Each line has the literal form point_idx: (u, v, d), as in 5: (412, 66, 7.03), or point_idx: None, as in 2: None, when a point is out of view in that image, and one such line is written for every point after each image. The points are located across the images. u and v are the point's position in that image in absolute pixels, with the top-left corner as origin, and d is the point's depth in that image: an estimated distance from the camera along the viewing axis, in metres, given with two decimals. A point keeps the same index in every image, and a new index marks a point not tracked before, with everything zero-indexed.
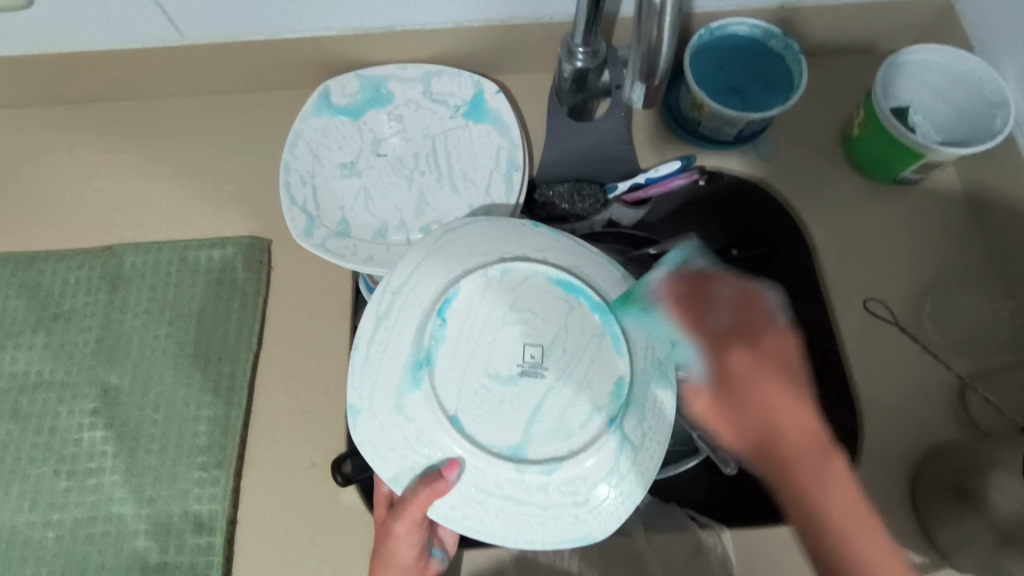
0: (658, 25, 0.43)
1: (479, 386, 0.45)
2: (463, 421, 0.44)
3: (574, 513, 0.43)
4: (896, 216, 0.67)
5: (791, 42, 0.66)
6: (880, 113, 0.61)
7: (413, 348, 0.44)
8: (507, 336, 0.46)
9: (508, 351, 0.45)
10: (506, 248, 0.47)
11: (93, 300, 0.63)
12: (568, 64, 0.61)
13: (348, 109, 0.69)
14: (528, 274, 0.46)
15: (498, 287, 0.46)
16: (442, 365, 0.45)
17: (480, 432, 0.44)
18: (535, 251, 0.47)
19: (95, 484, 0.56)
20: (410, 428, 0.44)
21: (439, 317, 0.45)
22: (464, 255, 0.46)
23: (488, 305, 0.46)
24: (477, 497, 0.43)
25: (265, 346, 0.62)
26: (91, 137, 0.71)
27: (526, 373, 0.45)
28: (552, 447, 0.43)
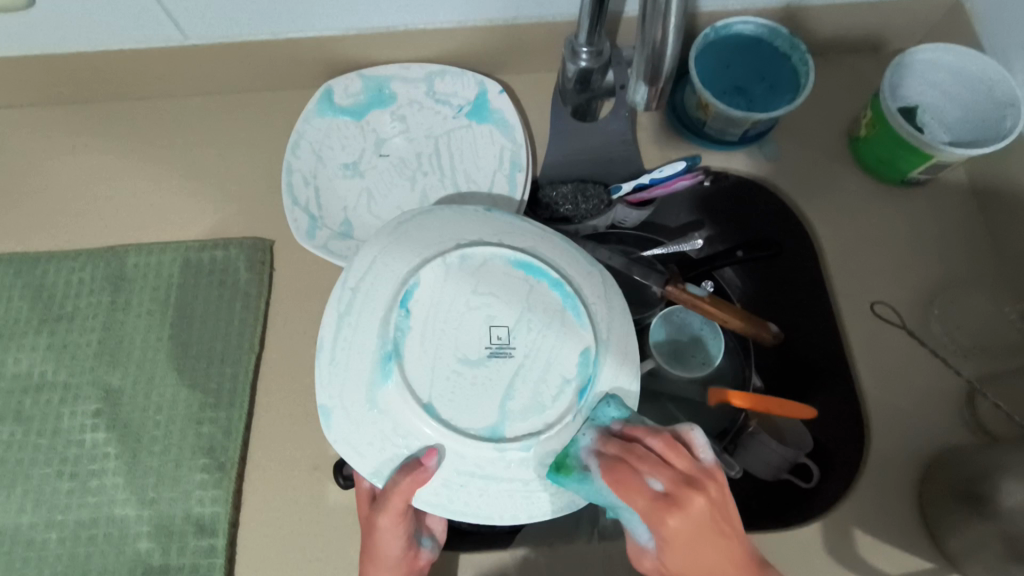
0: (663, 28, 0.40)
1: (450, 371, 0.45)
2: (438, 406, 0.44)
3: (558, 482, 0.44)
4: (904, 216, 0.67)
5: (797, 42, 0.65)
6: (889, 113, 0.60)
7: (380, 341, 0.44)
8: (472, 321, 0.46)
9: (474, 335, 0.46)
10: (461, 233, 0.47)
11: (96, 301, 0.63)
12: (572, 64, 0.60)
13: (351, 109, 0.69)
14: (486, 259, 0.47)
15: (458, 275, 0.46)
16: (411, 355, 0.45)
17: (454, 415, 0.44)
18: (490, 235, 0.47)
19: (97, 486, 0.56)
20: (383, 421, 0.44)
21: (401, 308, 0.45)
22: (424, 245, 0.47)
23: (452, 291, 0.46)
24: (456, 480, 0.44)
25: (267, 348, 0.62)
26: (94, 137, 0.71)
27: (493, 355, 0.45)
28: (527, 425, 0.44)
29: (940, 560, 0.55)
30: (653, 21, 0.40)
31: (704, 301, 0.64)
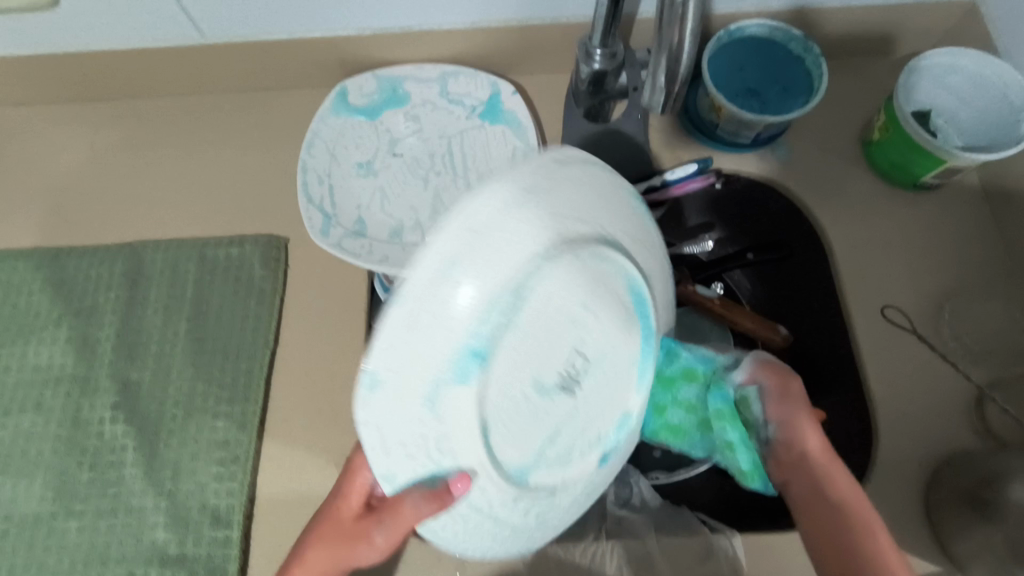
0: (681, 29, 0.40)
1: (521, 397, 0.34)
2: (494, 437, 0.34)
3: (530, 533, 0.41)
4: (915, 221, 0.67)
5: (811, 45, 0.65)
6: (902, 117, 0.61)
7: (472, 330, 0.29)
8: (565, 338, 0.34)
9: (558, 355, 0.35)
10: (609, 221, 0.35)
11: (114, 295, 0.64)
12: (585, 67, 0.61)
13: (366, 109, 0.70)
14: (614, 270, 0.35)
15: (580, 270, 0.33)
16: (498, 364, 0.31)
17: (505, 450, 0.35)
18: (631, 242, 0.37)
19: (115, 477, 0.57)
20: (435, 426, 0.31)
21: (517, 292, 0.30)
22: (572, 209, 0.32)
23: (564, 291, 0.32)
24: (471, 530, 0.38)
25: (282, 344, 0.63)
26: (111, 134, 0.72)
27: (565, 386, 0.36)
28: (550, 473, 0.38)
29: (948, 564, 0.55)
30: (671, 23, 0.40)
31: (715, 302, 0.63)
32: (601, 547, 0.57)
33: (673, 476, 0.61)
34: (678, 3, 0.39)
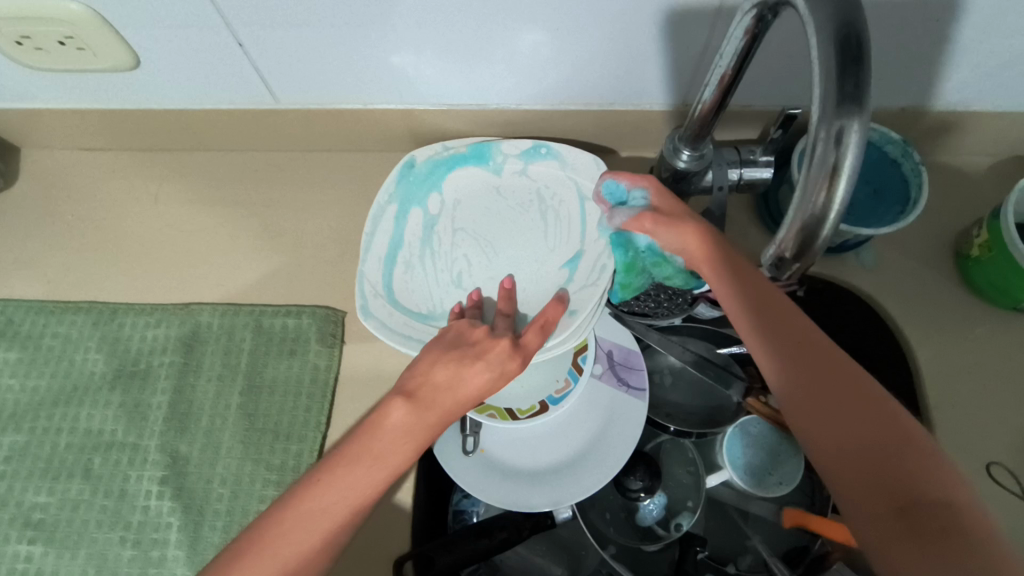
0: (831, 190, 0.31)
1: (522, 228, 0.65)
2: (502, 242, 0.65)
3: (410, 264, 0.64)
4: (1010, 344, 0.62)
5: (910, 150, 0.61)
6: (1011, 239, 0.56)
7: (578, 213, 0.64)
8: (532, 216, 0.65)
9: (534, 222, 0.65)
10: (538, 181, 0.66)
11: (168, 360, 0.63)
12: (670, 163, 0.58)
13: (430, 179, 0.66)
14: (515, 186, 0.66)
15: (548, 206, 0.65)
16: (544, 167, 0.66)
17: (488, 272, 0.64)
18: (494, 181, 0.67)
19: (159, 557, 0.56)
20: (560, 278, 0.62)
21: (583, 223, 0.64)
22: (554, 190, 0.66)
23: (565, 210, 0.65)
24: (440, 277, 0.64)
25: (334, 425, 0.61)
26: (174, 187, 0.72)
27: (525, 204, 0.66)
28: (439, 197, 0.66)
29: None
30: (815, 179, 0.31)
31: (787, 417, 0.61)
32: None
33: None
34: (833, 159, 0.30)
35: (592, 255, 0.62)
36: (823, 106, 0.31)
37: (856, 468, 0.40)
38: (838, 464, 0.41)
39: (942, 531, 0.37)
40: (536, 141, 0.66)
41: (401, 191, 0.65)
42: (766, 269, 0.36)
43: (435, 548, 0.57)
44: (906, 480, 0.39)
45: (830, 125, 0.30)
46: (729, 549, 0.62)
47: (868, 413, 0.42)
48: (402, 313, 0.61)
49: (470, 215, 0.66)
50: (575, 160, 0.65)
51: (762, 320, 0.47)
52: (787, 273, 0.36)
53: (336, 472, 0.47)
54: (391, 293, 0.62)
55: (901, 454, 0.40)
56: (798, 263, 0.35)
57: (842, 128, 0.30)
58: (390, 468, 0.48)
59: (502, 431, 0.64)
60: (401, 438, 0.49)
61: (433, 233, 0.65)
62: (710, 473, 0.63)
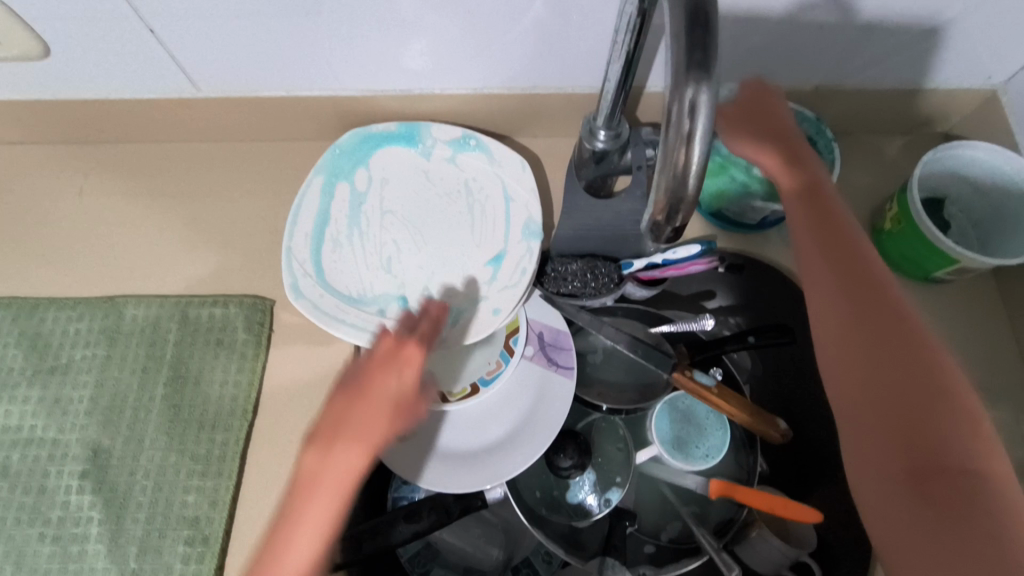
0: (688, 152, 0.33)
1: (448, 224, 0.65)
2: (428, 236, 0.64)
3: (337, 242, 0.63)
4: (925, 313, 0.64)
5: (824, 127, 0.63)
6: (916, 215, 0.58)
7: (502, 212, 0.64)
8: (458, 209, 0.65)
9: (460, 215, 0.65)
10: (464, 173, 0.66)
11: (90, 353, 0.62)
12: (588, 145, 0.58)
13: (352, 160, 0.66)
14: (442, 176, 0.67)
15: (474, 201, 0.65)
16: (469, 160, 0.66)
17: (412, 268, 0.63)
18: (423, 168, 0.67)
19: (79, 552, 0.55)
20: (486, 277, 0.62)
21: (508, 221, 0.64)
22: (480, 183, 0.66)
23: (491, 206, 0.65)
24: (368, 261, 0.63)
25: (262, 413, 0.61)
26: (98, 180, 0.70)
27: (452, 195, 0.66)
28: (366, 176, 0.66)
29: None
30: (674, 143, 0.33)
31: (712, 392, 0.62)
32: None
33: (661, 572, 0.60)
34: (686, 124, 0.33)
35: (514, 253, 0.63)
36: (675, 76, 0.33)
37: (884, 416, 0.41)
38: (868, 410, 0.42)
39: (967, 496, 0.38)
40: (467, 132, 0.66)
41: (325, 165, 0.65)
42: (646, 234, 0.38)
43: (365, 531, 0.57)
44: (934, 440, 0.39)
45: (683, 91, 0.32)
46: (656, 522, 0.64)
47: (908, 365, 0.41)
48: (333, 296, 0.60)
49: (396, 200, 0.66)
50: (501, 156, 0.65)
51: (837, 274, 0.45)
52: (664, 236, 0.38)
53: (299, 516, 0.46)
54: (320, 273, 0.61)
55: (944, 421, 0.40)
56: (672, 225, 0.37)
57: (693, 94, 0.32)
58: (345, 494, 0.47)
59: (433, 415, 0.64)
60: (351, 463, 0.48)
61: (361, 213, 0.65)
62: (640, 448, 0.65)
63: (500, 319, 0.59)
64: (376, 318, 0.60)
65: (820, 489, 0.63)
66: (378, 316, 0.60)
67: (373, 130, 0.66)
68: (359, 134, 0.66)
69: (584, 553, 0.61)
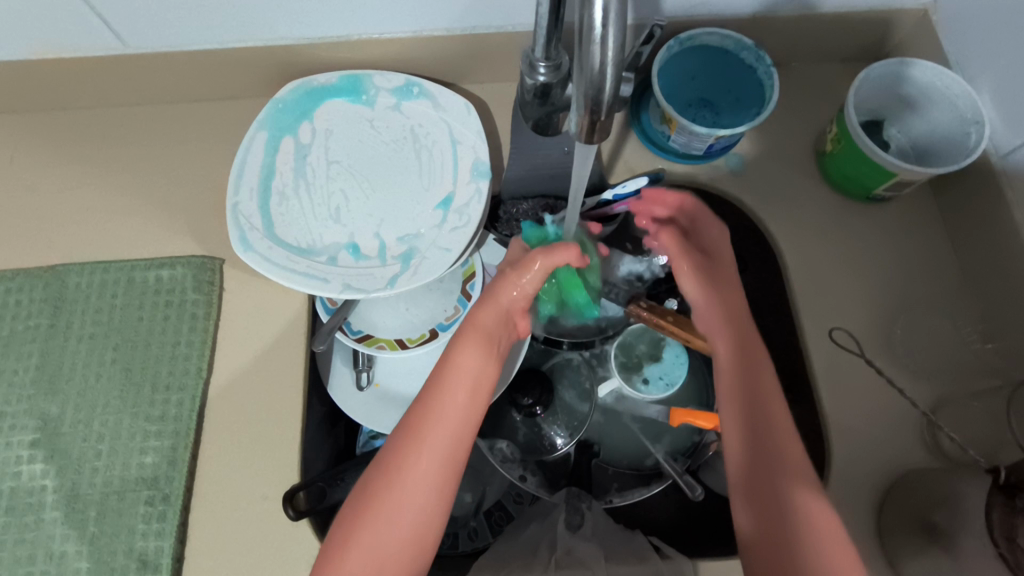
0: (602, 55, 0.34)
1: (396, 170, 0.64)
2: (376, 185, 0.63)
3: (281, 195, 0.62)
4: (867, 234, 0.65)
5: (763, 54, 0.62)
6: (854, 132, 0.59)
7: (450, 154, 0.63)
8: (405, 154, 0.64)
9: (407, 160, 0.64)
10: (408, 118, 0.65)
11: (32, 323, 0.60)
12: (530, 79, 0.55)
13: (291, 112, 0.64)
14: (387, 122, 0.65)
15: (421, 145, 0.64)
16: (412, 105, 0.65)
17: (362, 216, 0.62)
18: (366, 116, 0.65)
19: (34, 520, 0.54)
20: (437, 219, 0.61)
21: (457, 163, 0.63)
22: (425, 127, 0.65)
23: (439, 149, 0.64)
24: (315, 211, 0.62)
25: (216, 372, 0.60)
26: (29, 149, 0.68)
27: (397, 141, 0.65)
28: (307, 127, 0.64)
29: None
30: (587, 46, 0.34)
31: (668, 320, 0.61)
32: None
33: (626, 498, 0.62)
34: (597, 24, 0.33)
35: (463, 194, 0.62)
36: None
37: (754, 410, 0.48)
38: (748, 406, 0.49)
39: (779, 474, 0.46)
40: (409, 79, 0.65)
41: (266, 120, 0.63)
42: (576, 141, 0.39)
43: (326, 479, 0.55)
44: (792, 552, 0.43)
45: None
46: (620, 449, 0.64)
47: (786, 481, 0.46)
48: (281, 248, 0.59)
49: (340, 150, 0.64)
50: (445, 100, 0.65)
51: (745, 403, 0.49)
52: (593, 142, 0.39)
53: (452, 372, 0.49)
54: (269, 227, 0.60)
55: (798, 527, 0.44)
56: (598, 128, 0.37)
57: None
58: (497, 345, 0.51)
59: (394, 364, 0.63)
60: (504, 324, 0.52)
61: (306, 164, 0.63)
62: (601, 383, 0.65)
63: (454, 256, 0.59)
64: (327, 266, 0.59)
65: (789, 407, 0.60)
66: (329, 264, 0.59)
67: (315, 82, 0.65)
68: (299, 86, 0.64)
69: (554, 487, 0.63)
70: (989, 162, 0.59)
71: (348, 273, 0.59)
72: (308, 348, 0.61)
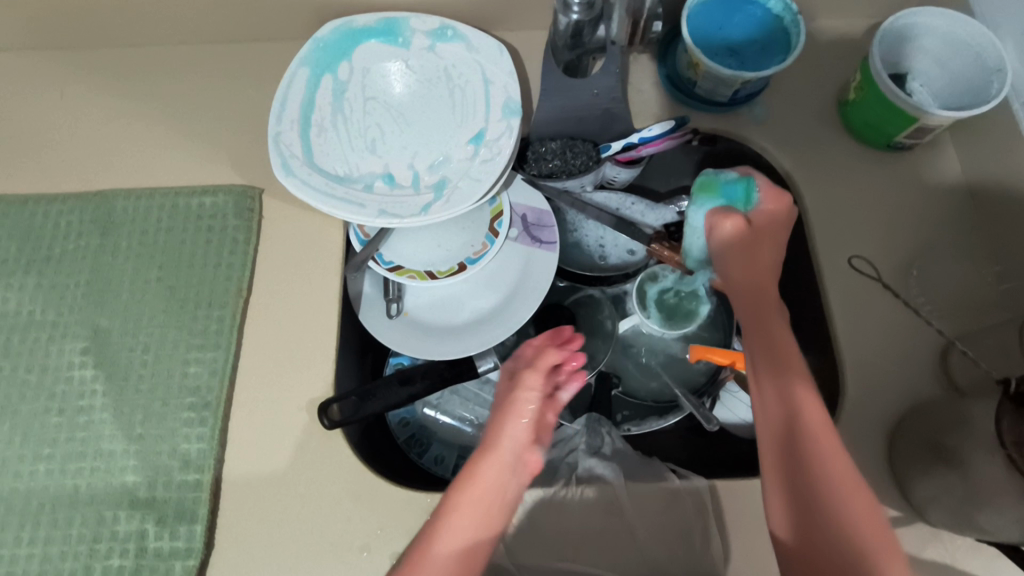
0: None
1: (430, 109, 0.66)
2: (410, 122, 0.66)
3: (320, 128, 0.64)
4: (886, 181, 0.67)
5: (790, 2, 0.64)
6: (877, 77, 0.60)
7: (483, 93, 0.65)
8: (439, 93, 0.66)
9: (440, 99, 0.66)
10: (442, 58, 0.67)
11: (83, 242, 0.63)
12: (564, 18, 0.59)
13: (331, 50, 0.67)
14: (421, 62, 0.67)
15: (454, 84, 0.66)
16: (447, 46, 0.67)
17: (397, 149, 0.64)
18: (402, 55, 0.67)
19: (85, 421, 0.57)
20: (469, 153, 0.63)
21: (488, 101, 0.65)
22: (459, 67, 0.67)
23: (472, 88, 0.66)
24: (352, 143, 0.64)
25: (255, 294, 0.63)
26: (78, 83, 0.71)
27: (431, 80, 0.67)
28: (346, 66, 0.67)
29: (907, 510, 0.55)
30: None
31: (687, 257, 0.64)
32: (571, 490, 0.56)
33: (643, 426, 0.64)
34: None
35: (494, 130, 0.64)
36: None
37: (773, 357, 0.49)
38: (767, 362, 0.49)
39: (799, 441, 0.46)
40: (444, 23, 0.67)
41: (309, 57, 0.66)
42: None
43: (359, 394, 0.59)
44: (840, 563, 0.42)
45: None
46: (639, 385, 0.67)
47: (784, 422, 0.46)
48: (320, 175, 0.61)
49: (376, 88, 0.67)
50: (479, 42, 0.67)
51: (775, 429, 0.47)
52: None
53: (458, 506, 0.47)
54: (308, 156, 0.62)
55: (848, 540, 0.43)
56: None
57: None
58: (508, 476, 0.49)
59: (422, 293, 0.66)
60: (507, 467, 0.49)
61: (344, 100, 0.66)
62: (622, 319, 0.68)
63: (485, 187, 0.61)
64: (363, 193, 0.62)
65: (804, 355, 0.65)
66: (365, 192, 0.62)
67: (354, 22, 0.67)
68: (339, 25, 0.67)
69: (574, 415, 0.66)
70: (1010, 108, 0.60)
71: (383, 200, 0.61)
72: (342, 275, 0.64)
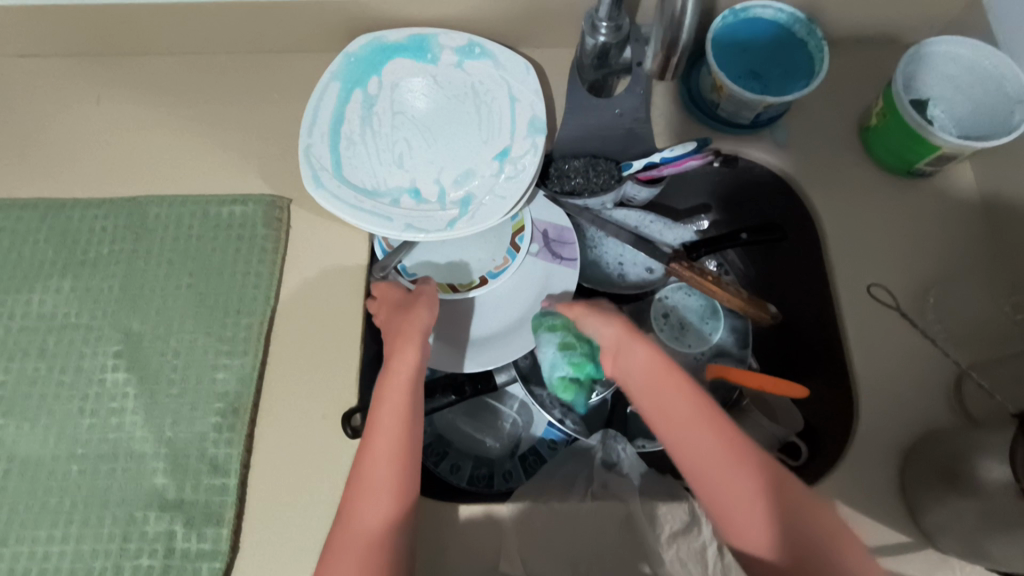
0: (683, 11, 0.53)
1: (455, 125, 0.67)
2: (436, 136, 0.67)
3: (348, 141, 0.66)
4: (905, 208, 0.67)
5: (814, 29, 0.65)
6: (900, 104, 0.61)
7: (509, 110, 0.67)
8: (466, 108, 0.68)
9: (466, 115, 0.68)
10: (469, 74, 0.68)
11: (117, 248, 0.65)
12: (591, 39, 0.60)
13: (361, 63, 0.68)
14: (449, 78, 0.69)
15: (481, 100, 0.68)
16: (474, 62, 0.68)
17: (424, 164, 0.66)
18: (429, 71, 0.69)
19: (117, 423, 0.59)
20: (494, 169, 0.65)
21: (514, 118, 0.66)
22: (485, 83, 0.68)
23: (498, 105, 0.67)
24: (381, 157, 0.66)
25: (282, 302, 0.64)
26: (115, 90, 0.73)
27: (458, 96, 0.68)
28: (375, 80, 0.68)
29: (917, 534, 0.56)
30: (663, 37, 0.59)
31: (707, 280, 0.68)
32: (586, 505, 0.57)
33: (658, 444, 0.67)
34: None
35: (519, 148, 0.65)
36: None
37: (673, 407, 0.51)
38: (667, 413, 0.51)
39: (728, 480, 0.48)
40: (473, 40, 0.68)
41: (341, 72, 0.67)
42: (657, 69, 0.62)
43: None
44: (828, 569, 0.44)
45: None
46: None
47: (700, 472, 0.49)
48: (348, 188, 0.63)
49: (404, 102, 0.68)
50: (506, 59, 0.68)
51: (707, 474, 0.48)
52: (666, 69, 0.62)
53: (358, 498, 0.50)
54: (338, 169, 0.64)
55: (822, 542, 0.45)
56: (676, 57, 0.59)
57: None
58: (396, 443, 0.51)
59: (444, 306, 0.68)
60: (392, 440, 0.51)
61: (373, 114, 0.67)
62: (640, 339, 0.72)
63: (510, 205, 0.62)
64: (391, 206, 0.63)
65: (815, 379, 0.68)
66: (392, 205, 0.63)
67: (383, 36, 0.68)
68: (369, 39, 0.68)
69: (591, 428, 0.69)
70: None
71: (410, 214, 0.63)
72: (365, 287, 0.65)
